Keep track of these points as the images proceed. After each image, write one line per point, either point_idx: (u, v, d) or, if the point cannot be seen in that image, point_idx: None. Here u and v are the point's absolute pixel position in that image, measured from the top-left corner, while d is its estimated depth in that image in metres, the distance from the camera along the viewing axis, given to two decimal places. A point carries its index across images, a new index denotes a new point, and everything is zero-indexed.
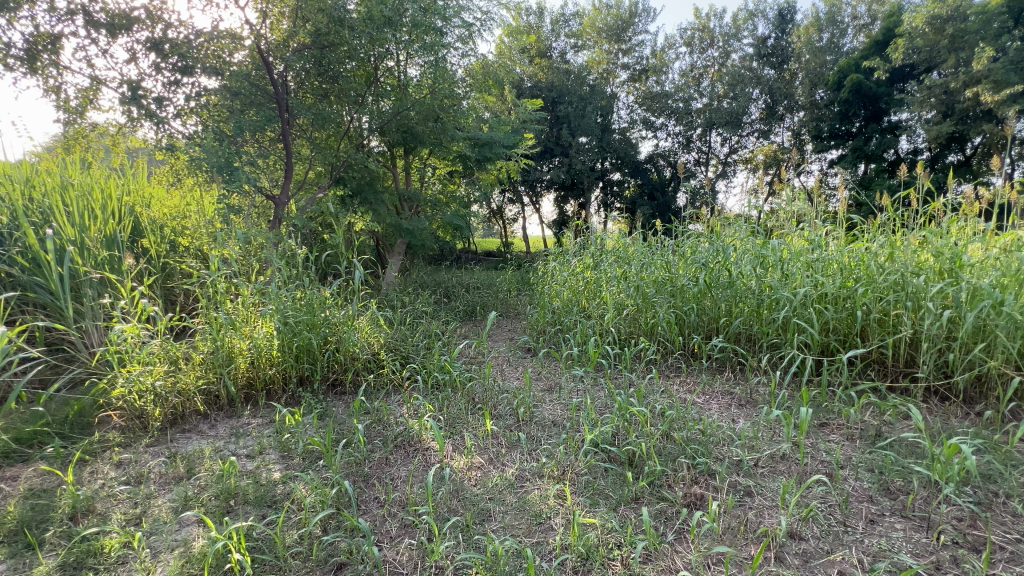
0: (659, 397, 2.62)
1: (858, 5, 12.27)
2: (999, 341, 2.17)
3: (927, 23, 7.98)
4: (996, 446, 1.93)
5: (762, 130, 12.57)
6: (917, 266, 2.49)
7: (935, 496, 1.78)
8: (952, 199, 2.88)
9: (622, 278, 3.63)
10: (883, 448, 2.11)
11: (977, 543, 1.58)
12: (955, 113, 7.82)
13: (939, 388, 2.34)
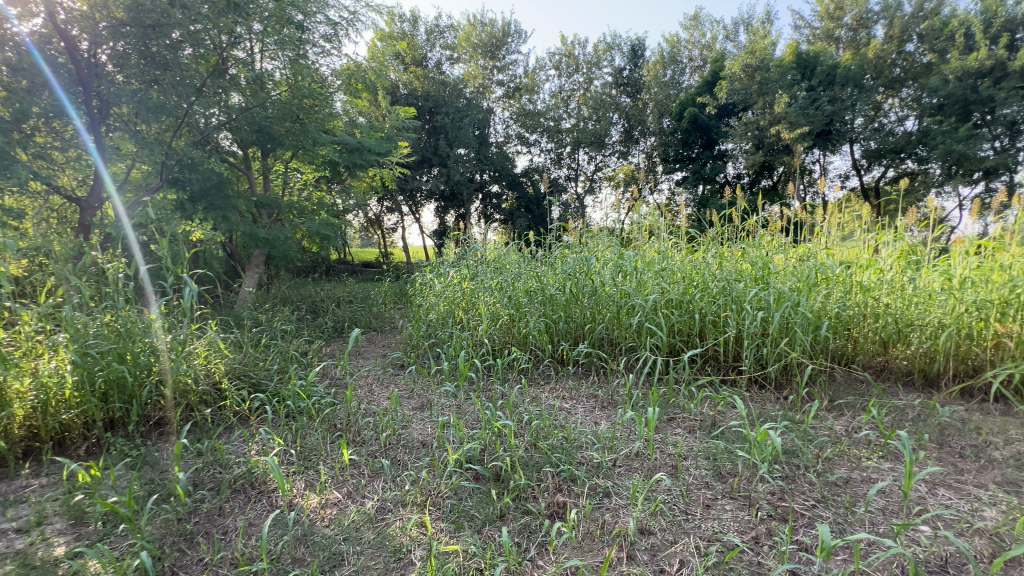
0: (528, 407, 2.57)
1: (692, 49, 14.21)
2: (797, 336, 2.51)
3: (742, 70, 9.62)
4: (796, 425, 2.18)
5: (622, 151, 13.88)
6: (738, 275, 2.87)
7: (755, 475, 1.96)
8: (763, 216, 3.36)
9: (497, 289, 3.60)
10: (715, 437, 2.29)
11: (786, 515, 1.75)
12: (765, 146, 9.40)
13: (759, 378, 2.62)
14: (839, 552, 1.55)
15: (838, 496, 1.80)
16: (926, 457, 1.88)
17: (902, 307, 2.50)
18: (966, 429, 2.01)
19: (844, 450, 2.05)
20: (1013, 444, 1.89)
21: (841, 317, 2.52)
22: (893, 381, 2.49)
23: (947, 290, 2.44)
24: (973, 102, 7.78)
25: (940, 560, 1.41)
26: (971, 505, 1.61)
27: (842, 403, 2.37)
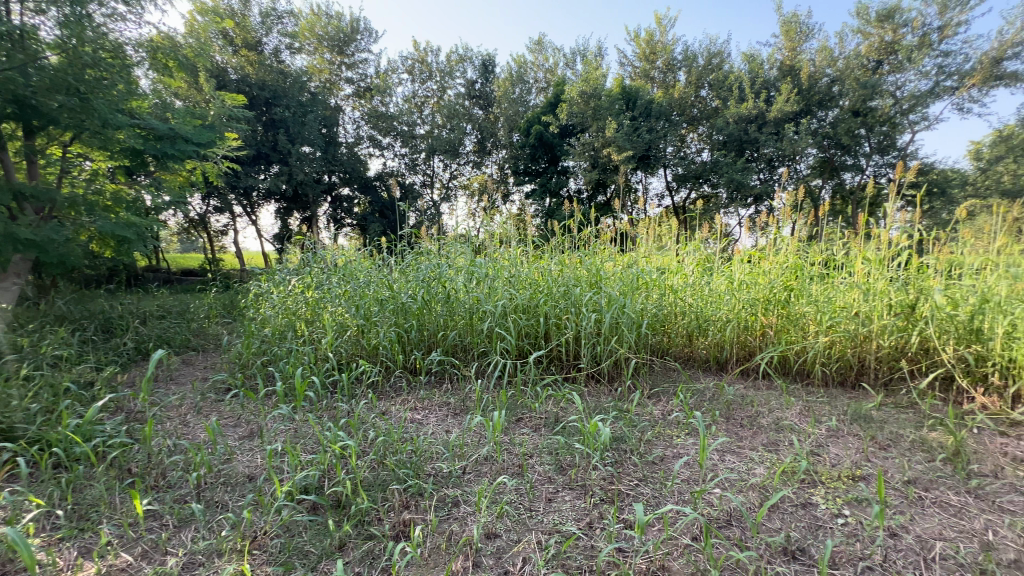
0: (375, 423, 2.36)
1: (537, 71, 15.29)
2: (624, 333, 2.78)
3: (580, 94, 10.42)
4: (623, 413, 2.39)
5: (476, 162, 14.22)
6: (576, 281, 3.11)
7: (588, 463, 2.06)
8: (596, 228, 3.67)
9: (344, 298, 3.27)
10: (555, 432, 2.37)
11: (614, 496, 1.86)
12: (599, 166, 10.50)
13: (594, 373, 2.83)
14: (653, 523, 1.69)
15: (655, 472, 1.97)
16: (718, 429, 2.19)
17: (700, 303, 2.90)
18: (745, 403, 2.39)
19: (660, 431, 2.28)
20: (776, 411, 2.30)
21: (657, 316, 2.87)
22: (696, 367, 2.90)
23: (729, 289, 2.89)
24: (744, 142, 9.74)
25: (728, 514, 1.62)
26: (748, 465, 1.90)
27: (659, 389, 2.70)
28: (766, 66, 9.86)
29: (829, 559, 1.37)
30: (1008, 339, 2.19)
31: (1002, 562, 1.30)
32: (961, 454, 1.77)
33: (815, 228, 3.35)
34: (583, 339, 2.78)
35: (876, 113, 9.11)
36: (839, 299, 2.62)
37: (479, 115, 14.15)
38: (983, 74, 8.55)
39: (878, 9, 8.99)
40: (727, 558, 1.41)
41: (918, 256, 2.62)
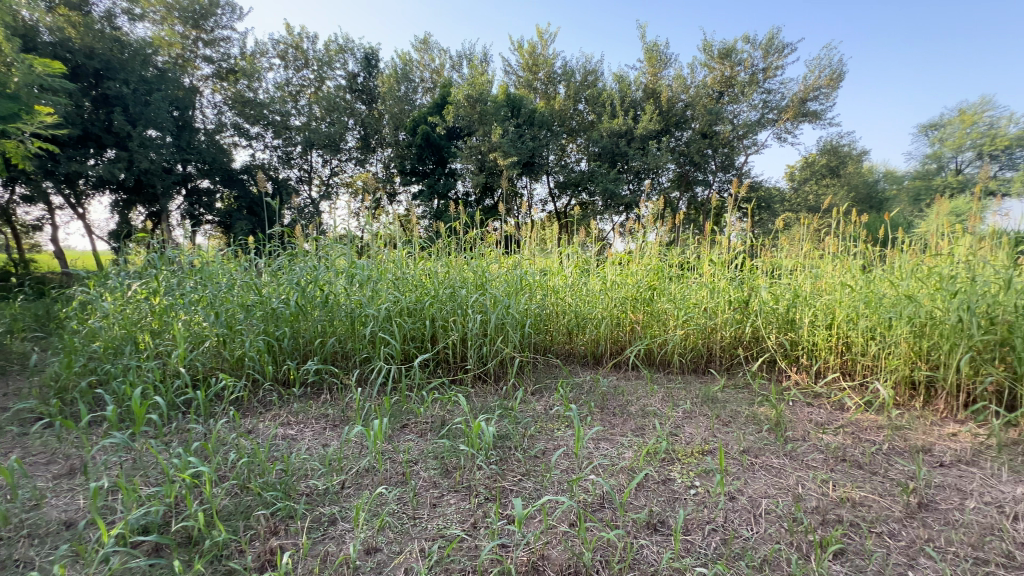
0: (239, 443, 1.99)
1: (424, 71, 15.01)
2: (509, 334, 2.73)
3: (465, 98, 10.46)
4: (508, 411, 2.33)
5: (359, 159, 13.52)
6: (463, 284, 2.92)
7: (473, 464, 1.93)
8: (481, 231, 3.52)
9: (203, 305, 2.64)
10: (441, 436, 2.21)
11: (499, 493, 1.75)
12: (486, 170, 10.59)
13: (479, 373, 2.74)
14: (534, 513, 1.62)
15: (539, 466, 1.91)
16: (593, 420, 2.21)
17: (578, 302, 3.02)
18: (617, 393, 2.50)
19: (542, 426, 2.24)
20: (642, 399, 2.42)
21: (540, 316, 2.90)
22: (575, 363, 2.99)
23: (602, 288, 3.03)
24: (616, 154, 10.55)
25: (601, 498, 1.61)
26: (619, 450, 1.93)
27: (540, 385, 2.70)
28: (633, 87, 10.88)
29: (684, 527, 1.40)
30: (814, 325, 2.50)
31: (809, 510, 1.42)
32: (780, 423, 1.93)
33: (676, 233, 3.61)
34: (470, 341, 2.66)
35: (719, 137, 10.58)
36: (692, 297, 2.85)
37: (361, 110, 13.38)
38: (794, 111, 10.43)
39: (720, 48, 10.48)
40: (599, 538, 1.38)
41: (749, 258, 3.05)
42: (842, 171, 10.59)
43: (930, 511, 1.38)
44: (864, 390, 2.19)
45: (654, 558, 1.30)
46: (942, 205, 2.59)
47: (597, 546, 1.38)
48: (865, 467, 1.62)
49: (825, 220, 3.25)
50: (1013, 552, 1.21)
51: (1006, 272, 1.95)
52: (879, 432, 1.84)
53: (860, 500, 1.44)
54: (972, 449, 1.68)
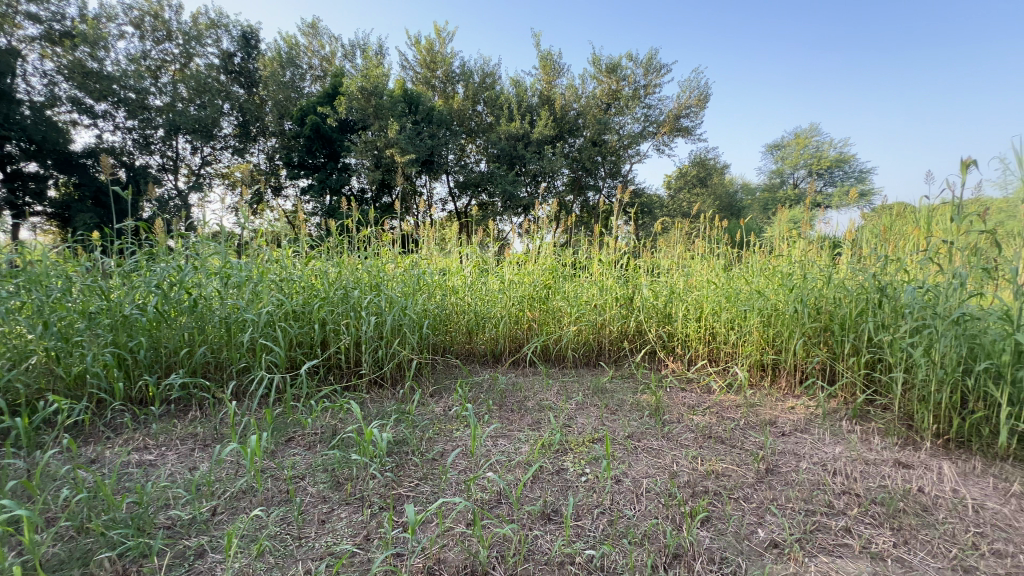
0: (84, 476, 1.39)
1: (313, 58, 13.90)
2: (408, 337, 2.22)
3: (359, 90, 9.76)
4: (406, 414, 1.87)
5: (236, 147, 12.16)
6: (355, 283, 2.28)
7: (366, 472, 1.52)
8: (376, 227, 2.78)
9: (22, 312, 1.71)
10: (332, 447, 1.71)
11: (397, 499, 1.40)
12: (382, 166, 9.89)
13: (375, 377, 2.20)
14: (431, 517, 1.32)
15: (437, 468, 1.55)
16: (490, 418, 1.93)
17: (476, 301, 2.60)
18: (516, 389, 2.21)
19: (440, 427, 1.85)
20: (539, 393, 2.18)
21: (439, 316, 2.44)
22: (475, 363, 2.59)
23: (496, 286, 2.66)
24: (514, 157, 10.81)
25: (498, 494, 1.39)
26: (516, 446, 1.68)
27: (440, 386, 2.26)
28: (529, 94, 11.23)
29: (572, 513, 1.28)
30: (686, 319, 2.51)
31: (681, 484, 1.40)
32: (658, 408, 1.91)
33: (569, 233, 3.47)
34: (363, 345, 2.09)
35: (607, 146, 11.41)
36: (583, 294, 2.66)
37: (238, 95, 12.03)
38: (671, 126, 11.53)
39: (607, 63, 11.22)
40: (494, 533, 1.19)
41: (630, 257, 2.98)
42: (709, 182, 11.98)
43: (776, 475, 1.44)
44: (725, 374, 2.35)
45: (547, 547, 1.15)
46: (782, 211, 2.96)
47: (492, 544, 1.17)
48: (726, 441, 1.66)
49: (695, 223, 3.42)
50: (833, 500, 1.29)
51: (863, 272, 2.07)
52: (737, 410, 1.95)
53: (722, 471, 1.46)
54: (807, 418, 1.83)
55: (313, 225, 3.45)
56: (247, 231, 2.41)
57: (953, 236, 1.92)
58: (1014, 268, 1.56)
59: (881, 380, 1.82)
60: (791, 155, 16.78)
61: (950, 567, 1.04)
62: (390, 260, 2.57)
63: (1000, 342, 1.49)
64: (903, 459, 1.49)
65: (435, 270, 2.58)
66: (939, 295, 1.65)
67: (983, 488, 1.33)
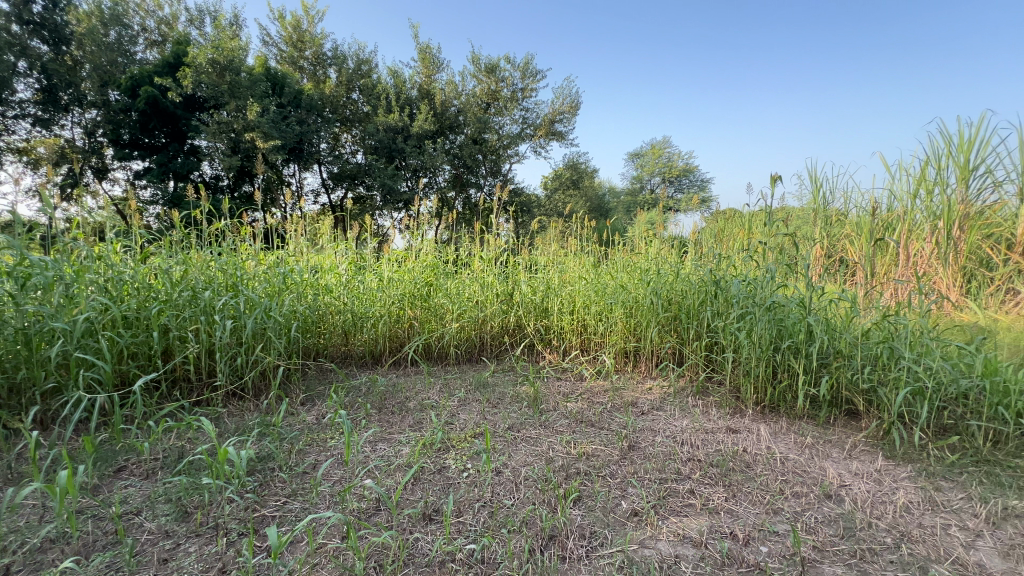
0: None
1: (145, 19, 11.66)
2: (272, 342, 1.87)
3: (209, 63, 8.22)
4: (270, 428, 1.58)
5: (40, 117, 9.31)
6: (206, 282, 1.84)
7: (220, 496, 1.25)
8: (230, 221, 2.21)
9: None
10: (178, 473, 1.36)
11: (258, 520, 1.17)
12: (241, 151, 8.49)
13: (234, 389, 1.82)
14: (300, 535, 1.16)
15: (308, 482, 1.34)
16: (369, 422, 1.76)
17: (352, 299, 2.35)
18: (396, 390, 2.06)
19: (312, 437, 1.61)
20: (421, 393, 2.07)
21: (310, 318, 2.13)
22: (352, 366, 2.35)
23: (374, 283, 2.45)
24: (393, 150, 10.41)
25: (377, 500, 1.30)
26: (396, 448, 1.57)
27: (312, 393, 1.97)
28: (408, 85, 10.85)
29: (454, 510, 1.25)
30: (561, 313, 2.63)
31: (556, 469, 1.47)
32: (536, 398, 1.98)
33: (452, 230, 3.37)
34: (216, 354, 1.70)
35: (488, 144, 11.51)
36: (465, 291, 2.60)
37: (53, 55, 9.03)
38: (546, 129, 12.12)
39: (485, 63, 11.39)
40: (371, 543, 1.10)
41: (511, 255, 3.03)
42: (581, 185, 12.88)
43: (637, 450, 1.60)
44: (594, 361, 2.51)
45: (427, 548, 1.11)
46: (640, 214, 3.29)
47: (369, 554, 1.08)
48: (595, 423, 1.80)
49: (569, 224, 3.59)
50: (681, 467, 1.47)
51: (704, 268, 2.39)
52: (605, 394, 2.11)
53: (592, 452, 1.57)
54: (661, 397, 2.06)
55: (150, 216, 2.89)
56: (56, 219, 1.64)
57: (767, 237, 2.32)
58: (807, 264, 1.93)
59: (716, 360, 2.12)
60: (648, 163, 18.78)
61: (766, 511, 1.26)
62: (249, 256, 2.16)
63: (798, 324, 1.84)
64: (732, 425, 1.76)
65: (305, 267, 2.28)
66: (757, 288, 1.98)
67: (788, 443, 1.63)
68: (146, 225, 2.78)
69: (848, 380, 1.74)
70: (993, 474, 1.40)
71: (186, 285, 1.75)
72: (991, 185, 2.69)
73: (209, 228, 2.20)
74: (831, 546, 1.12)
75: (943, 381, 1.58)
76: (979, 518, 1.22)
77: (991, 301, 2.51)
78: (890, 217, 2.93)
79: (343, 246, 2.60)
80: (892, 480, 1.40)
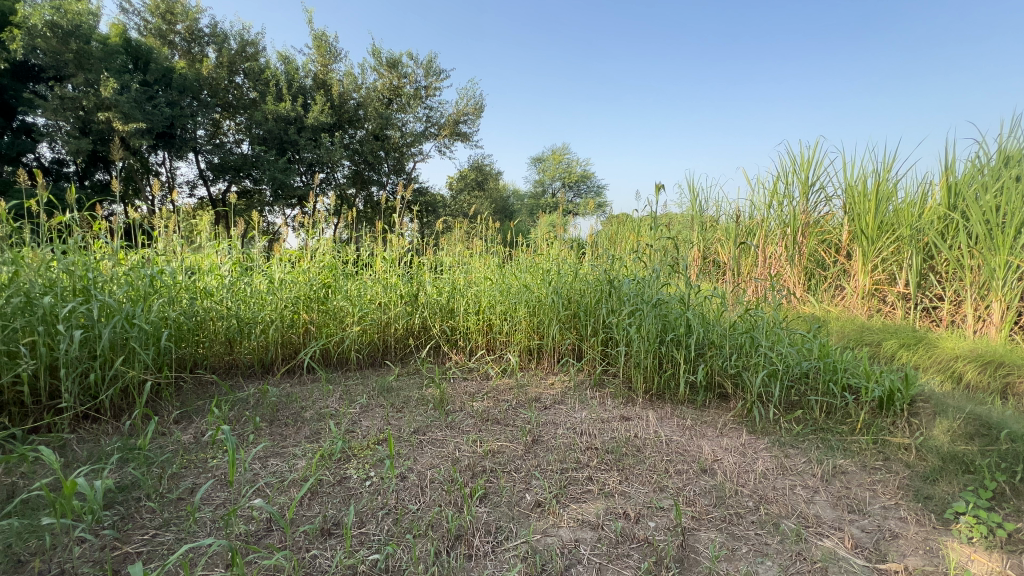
0: None
1: None
2: (137, 354, 1.64)
3: (47, 26, 6.88)
4: (135, 452, 1.38)
5: None
6: (44, 287, 1.55)
7: (67, 537, 1.07)
8: (78, 215, 1.88)
9: None
10: (6, 515, 1.14)
11: (118, 560, 1.03)
12: (92, 132, 7.25)
13: (86, 410, 1.57)
14: (173, 570, 1.03)
15: (184, 509, 1.20)
16: (259, 437, 1.62)
17: (236, 303, 2.14)
18: (291, 400, 1.92)
19: (189, 459, 1.44)
20: (319, 401, 1.95)
21: (185, 325, 1.89)
22: (237, 377, 2.14)
23: (263, 285, 2.25)
24: (285, 142, 9.63)
25: (269, 520, 1.20)
26: (291, 462, 1.46)
27: (188, 409, 1.76)
28: (301, 73, 10.10)
29: (355, 521, 1.20)
30: (466, 313, 2.63)
31: (462, 468, 1.48)
32: (442, 399, 1.97)
33: (352, 229, 3.19)
34: (60, 371, 1.44)
35: (390, 141, 11.13)
36: (367, 293, 2.49)
37: None
38: (451, 130, 12.05)
39: (387, 57, 11.00)
40: (261, 567, 1.02)
41: (416, 256, 2.97)
42: (486, 186, 13.04)
43: (540, 443, 1.66)
44: (500, 360, 2.55)
45: (326, 564, 1.05)
46: (542, 217, 3.41)
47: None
48: (500, 421, 1.84)
49: (473, 224, 3.60)
50: (580, 456, 1.57)
51: (600, 268, 2.55)
52: (509, 392, 2.16)
53: (498, 449, 1.61)
54: (563, 391, 2.16)
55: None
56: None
57: (654, 241, 2.55)
58: (686, 264, 2.16)
59: (611, 354, 2.28)
60: (549, 168, 19.59)
61: (653, 490, 1.39)
62: (105, 255, 1.86)
63: (679, 318, 2.05)
64: (625, 413, 1.91)
65: (179, 268, 2.02)
66: (644, 287, 2.18)
67: (672, 426, 1.81)
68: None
69: (719, 367, 1.98)
70: (826, 439, 1.69)
71: (18, 290, 1.46)
72: (823, 199, 3.22)
73: (49, 222, 1.85)
74: (705, 515, 1.27)
75: (790, 364, 1.87)
76: (816, 477, 1.47)
77: (825, 296, 3.00)
78: (751, 223, 3.41)
79: (226, 245, 2.35)
80: (753, 452, 1.63)
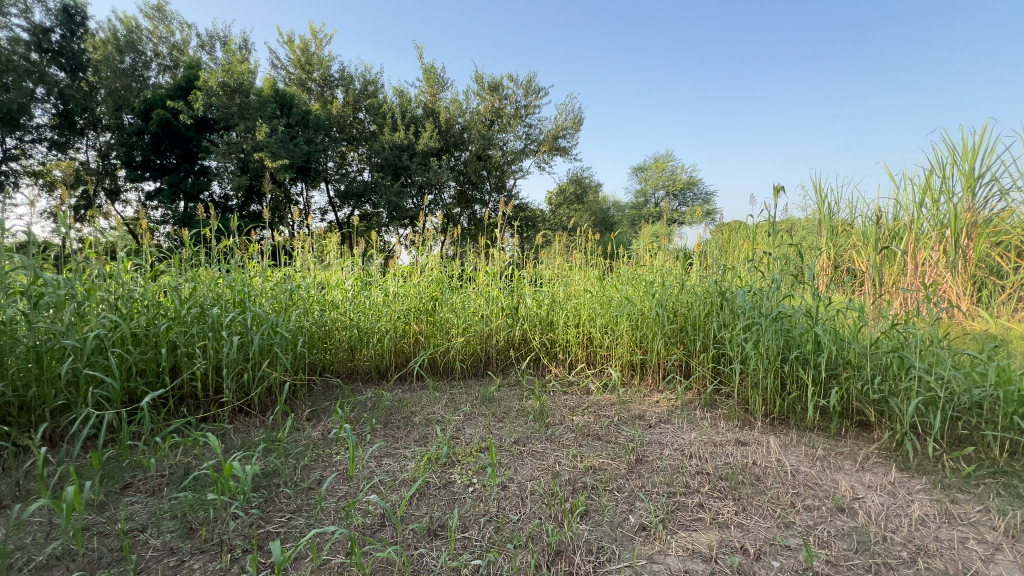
0: None
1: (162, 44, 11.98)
2: (279, 358, 1.87)
3: (220, 85, 8.32)
4: (275, 442, 1.58)
5: (54, 141, 8.59)
6: (213, 299, 1.85)
7: (225, 513, 1.24)
8: (239, 238, 2.22)
9: None
10: (182, 489, 1.36)
11: (263, 536, 1.17)
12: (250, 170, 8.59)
13: (240, 405, 1.83)
14: (304, 551, 1.15)
15: (313, 498, 1.34)
16: (374, 437, 1.76)
17: (357, 314, 2.35)
18: (402, 405, 2.06)
19: (318, 453, 1.61)
20: (427, 407, 2.06)
21: (316, 333, 2.13)
22: (358, 381, 2.35)
23: (379, 298, 2.45)
24: (400, 168, 10.52)
25: (382, 516, 1.29)
26: (402, 463, 1.56)
27: (317, 408, 1.97)
28: (413, 104, 10.99)
29: (460, 525, 1.24)
30: (566, 326, 2.61)
31: (562, 483, 1.45)
32: (542, 412, 1.97)
33: (457, 245, 3.35)
34: (223, 370, 1.70)
35: (492, 160, 11.61)
36: (471, 305, 2.59)
37: (89, 76, 8.82)
38: (550, 145, 12.21)
39: (489, 81, 11.50)
40: (376, 559, 1.09)
41: (517, 269, 3.02)
42: (585, 199, 12.96)
43: (644, 463, 1.57)
44: (601, 374, 2.48)
45: (432, 564, 1.09)
46: (644, 227, 3.28)
47: (374, 570, 1.07)
48: (601, 437, 1.78)
49: (572, 237, 3.57)
50: (689, 480, 1.45)
51: (709, 279, 2.37)
52: (611, 407, 2.08)
53: (599, 466, 1.55)
54: (669, 410, 2.03)
55: (162, 234, 2.91)
56: (71, 237, 1.60)
57: (772, 248, 2.30)
58: (813, 273, 1.91)
59: (724, 372, 2.08)
60: (653, 178, 18.84)
61: (778, 525, 1.23)
62: (257, 273, 2.16)
63: (806, 334, 1.82)
64: (741, 438, 1.73)
65: (312, 284, 2.28)
66: (762, 299, 1.97)
67: (798, 455, 1.61)
68: (155, 245, 2.79)
69: (858, 391, 1.71)
70: (1011, 485, 1.37)
71: (197, 302, 1.76)
72: (996, 193, 2.66)
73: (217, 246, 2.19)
74: (845, 561, 1.09)
75: (955, 391, 1.55)
76: (998, 532, 1.19)
77: (1003, 310, 2.42)
78: (897, 225, 2.94)
79: (349, 262, 2.60)
80: (907, 493, 1.37)
